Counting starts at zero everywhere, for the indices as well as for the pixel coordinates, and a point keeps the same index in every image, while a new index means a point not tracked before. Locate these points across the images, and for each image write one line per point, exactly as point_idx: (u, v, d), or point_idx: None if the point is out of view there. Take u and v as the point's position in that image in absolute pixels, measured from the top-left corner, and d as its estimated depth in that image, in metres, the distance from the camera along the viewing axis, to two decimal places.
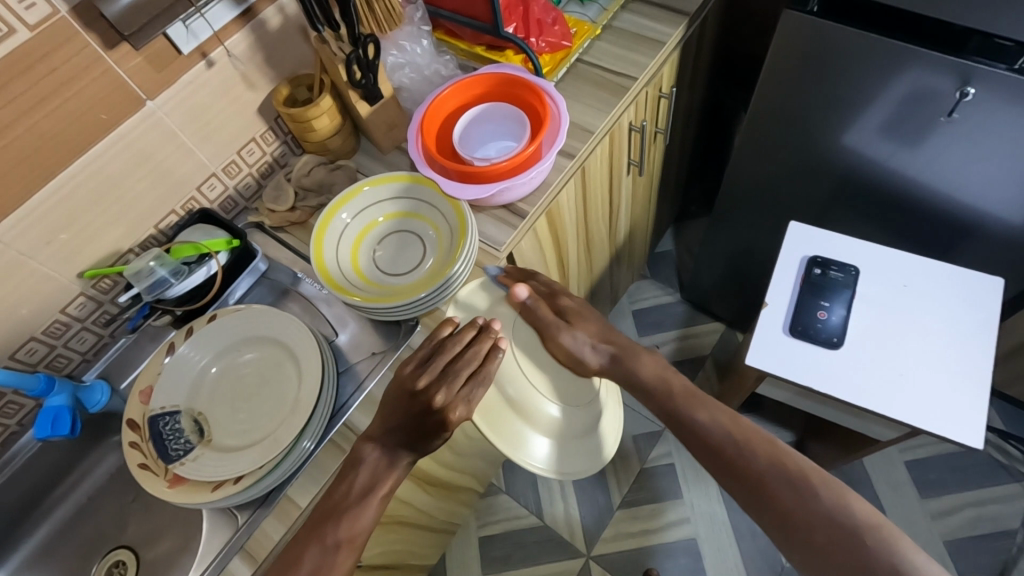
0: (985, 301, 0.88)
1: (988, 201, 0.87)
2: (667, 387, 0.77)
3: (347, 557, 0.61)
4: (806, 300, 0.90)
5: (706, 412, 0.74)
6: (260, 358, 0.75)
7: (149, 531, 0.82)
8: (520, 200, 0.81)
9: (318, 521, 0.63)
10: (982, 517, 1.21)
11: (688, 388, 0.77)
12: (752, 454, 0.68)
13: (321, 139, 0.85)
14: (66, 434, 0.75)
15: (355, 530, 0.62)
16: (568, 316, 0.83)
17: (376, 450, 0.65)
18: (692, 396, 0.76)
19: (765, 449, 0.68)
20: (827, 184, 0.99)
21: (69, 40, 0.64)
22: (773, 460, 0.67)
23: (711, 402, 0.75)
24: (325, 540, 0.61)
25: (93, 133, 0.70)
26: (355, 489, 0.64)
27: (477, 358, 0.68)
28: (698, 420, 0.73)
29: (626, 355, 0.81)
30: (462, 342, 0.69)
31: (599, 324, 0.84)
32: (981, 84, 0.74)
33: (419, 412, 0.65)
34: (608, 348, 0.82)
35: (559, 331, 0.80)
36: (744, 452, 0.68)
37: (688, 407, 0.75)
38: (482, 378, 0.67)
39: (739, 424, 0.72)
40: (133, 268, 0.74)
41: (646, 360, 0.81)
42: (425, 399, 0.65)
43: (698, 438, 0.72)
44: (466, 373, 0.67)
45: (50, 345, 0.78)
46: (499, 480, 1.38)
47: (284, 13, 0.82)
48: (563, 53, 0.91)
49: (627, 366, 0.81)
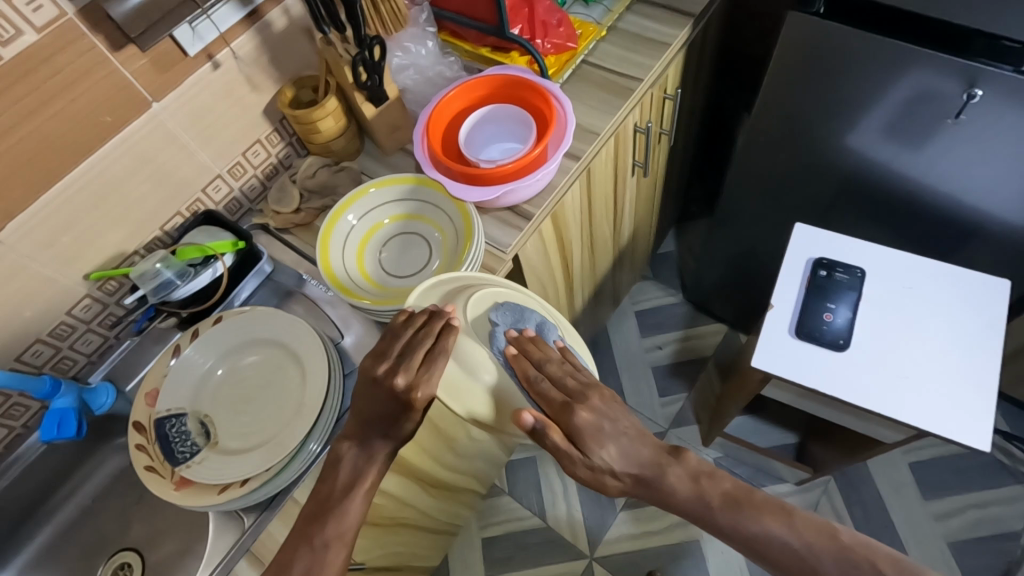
0: (990, 303, 0.88)
1: (993, 202, 0.87)
2: (705, 504, 0.64)
3: (337, 553, 0.61)
4: (811, 302, 0.90)
5: (780, 523, 0.62)
6: (265, 360, 0.74)
7: (154, 532, 0.82)
8: (526, 202, 0.81)
9: (305, 522, 0.63)
10: (986, 518, 1.21)
11: (727, 493, 0.64)
12: (819, 560, 0.60)
13: (326, 141, 0.85)
14: (71, 436, 0.75)
15: (342, 528, 0.62)
16: (581, 440, 0.64)
17: (354, 447, 0.64)
18: (736, 511, 0.63)
19: (833, 550, 0.60)
20: (831, 185, 0.99)
21: (74, 42, 0.64)
22: (843, 559, 0.59)
23: (763, 500, 0.64)
24: (313, 540, 0.61)
25: (98, 135, 0.70)
26: (338, 485, 0.63)
27: (429, 337, 0.63)
28: (758, 534, 0.62)
29: (649, 475, 0.65)
30: (416, 325, 0.64)
31: (620, 441, 0.66)
32: (988, 86, 0.74)
33: (386, 399, 0.63)
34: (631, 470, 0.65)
35: (575, 461, 0.64)
36: (811, 561, 0.60)
37: (738, 522, 0.63)
38: (439, 354, 0.63)
39: (796, 523, 0.62)
40: (138, 271, 0.75)
41: (677, 476, 0.65)
42: (387, 385, 0.62)
43: (761, 554, 0.62)
44: (424, 352, 0.63)
45: (55, 347, 0.78)
46: (502, 481, 1.38)
47: (289, 14, 0.82)
48: (568, 54, 0.91)
49: (653, 489, 0.65)
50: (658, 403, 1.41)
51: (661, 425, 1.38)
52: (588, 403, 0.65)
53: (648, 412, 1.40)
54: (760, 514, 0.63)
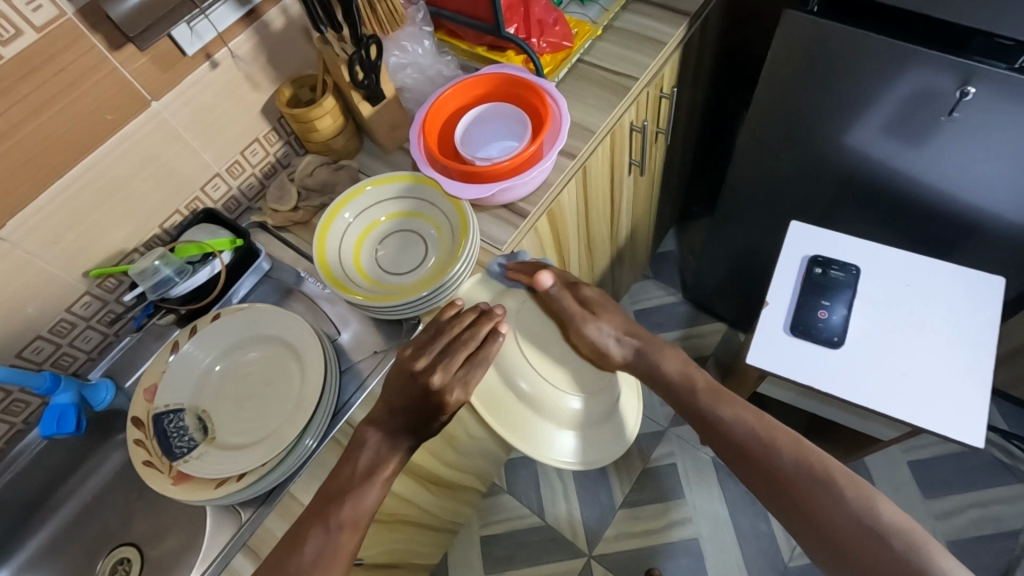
0: (988, 301, 0.88)
1: (989, 200, 0.87)
2: (690, 384, 0.76)
3: (351, 538, 0.61)
4: (807, 298, 0.91)
5: (749, 421, 0.70)
6: (263, 356, 0.75)
7: (155, 528, 0.82)
8: (522, 200, 0.82)
9: (323, 502, 0.63)
10: (985, 517, 1.21)
11: (712, 384, 0.75)
12: (777, 453, 0.67)
13: (324, 139, 0.85)
14: (72, 431, 0.76)
15: (358, 512, 0.62)
16: (591, 306, 0.82)
17: (377, 434, 0.66)
18: (716, 395, 0.74)
19: (793, 451, 0.66)
20: (829, 183, 0.99)
21: (75, 41, 0.65)
22: (799, 458, 0.66)
23: (734, 399, 0.73)
24: (329, 520, 0.61)
25: (99, 134, 0.71)
26: (359, 470, 0.65)
27: (473, 342, 0.70)
28: (723, 416, 0.72)
29: (648, 350, 0.81)
30: (463, 326, 0.71)
31: (619, 317, 0.83)
32: (982, 83, 0.74)
33: (417, 394, 0.67)
34: (630, 345, 0.81)
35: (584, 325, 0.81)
36: (766, 446, 0.68)
37: (711, 406, 0.73)
38: (480, 361, 0.69)
39: (765, 423, 0.70)
40: (138, 268, 0.75)
41: (669, 359, 0.79)
42: (424, 379, 0.67)
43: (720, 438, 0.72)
44: (466, 355, 0.69)
45: (56, 344, 0.79)
46: (501, 480, 1.38)
47: (287, 14, 0.83)
48: (563, 53, 0.92)
49: (648, 363, 0.80)
50: (658, 401, 1.41)
51: (660, 424, 1.38)
52: (589, 286, 0.84)
53: (647, 411, 1.40)
54: (721, 405, 0.73)
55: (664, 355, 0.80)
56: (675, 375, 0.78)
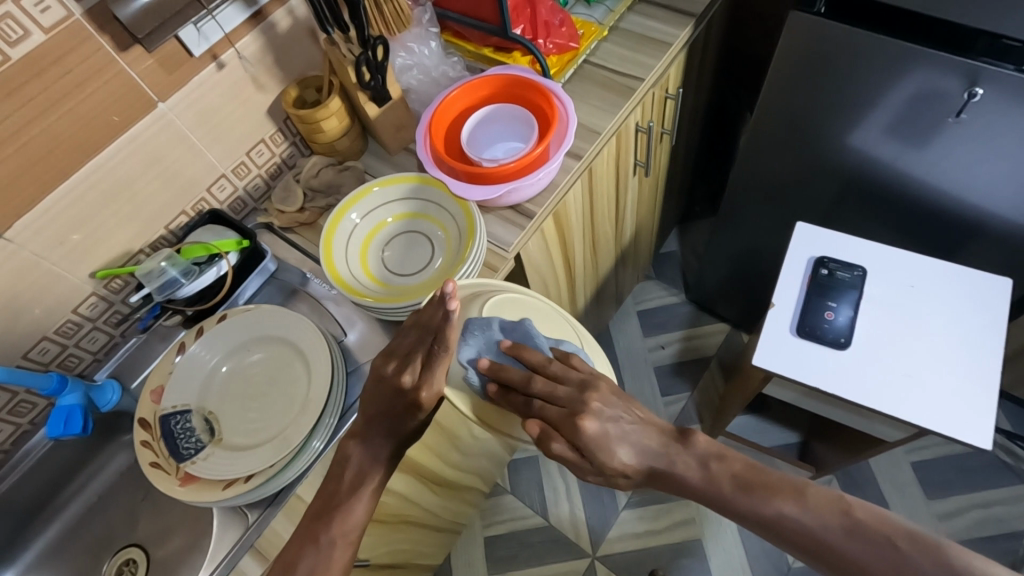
0: (993, 303, 0.88)
1: (995, 201, 0.87)
2: (717, 490, 0.61)
3: (343, 552, 0.62)
4: (813, 299, 0.91)
5: (792, 503, 0.58)
6: (270, 357, 0.75)
7: (160, 529, 0.82)
8: (527, 201, 0.82)
9: (312, 520, 0.63)
10: (989, 518, 1.21)
11: (738, 477, 0.62)
12: (831, 536, 0.56)
13: (330, 140, 0.85)
14: (78, 432, 0.76)
15: (347, 527, 0.62)
16: (589, 451, 0.62)
17: (359, 446, 0.65)
18: (751, 495, 0.60)
19: (846, 525, 0.56)
20: (833, 184, 0.99)
21: (83, 42, 0.65)
22: (852, 530, 0.55)
23: (772, 480, 0.61)
24: (320, 539, 0.61)
25: (105, 135, 0.71)
26: (345, 482, 0.64)
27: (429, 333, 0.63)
28: (770, 513, 0.59)
29: (660, 467, 0.64)
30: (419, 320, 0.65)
31: (631, 438, 0.64)
32: (989, 85, 0.74)
33: (391, 398, 0.64)
34: (642, 466, 0.64)
35: (583, 471, 0.64)
36: (820, 537, 0.56)
37: (757, 506, 0.59)
38: (440, 354, 0.62)
39: (808, 499, 0.59)
40: (145, 268, 0.76)
41: (685, 462, 0.63)
42: (396, 381, 0.64)
43: (773, 531, 0.59)
44: (426, 352, 0.63)
45: (62, 345, 0.79)
46: (504, 481, 1.38)
47: (293, 15, 0.83)
48: (570, 55, 0.91)
49: (669, 483, 0.64)
50: (660, 400, 1.41)
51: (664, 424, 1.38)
52: (590, 410, 0.63)
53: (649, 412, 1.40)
54: (767, 493, 0.59)
55: (678, 449, 0.65)
56: (695, 481, 0.63)
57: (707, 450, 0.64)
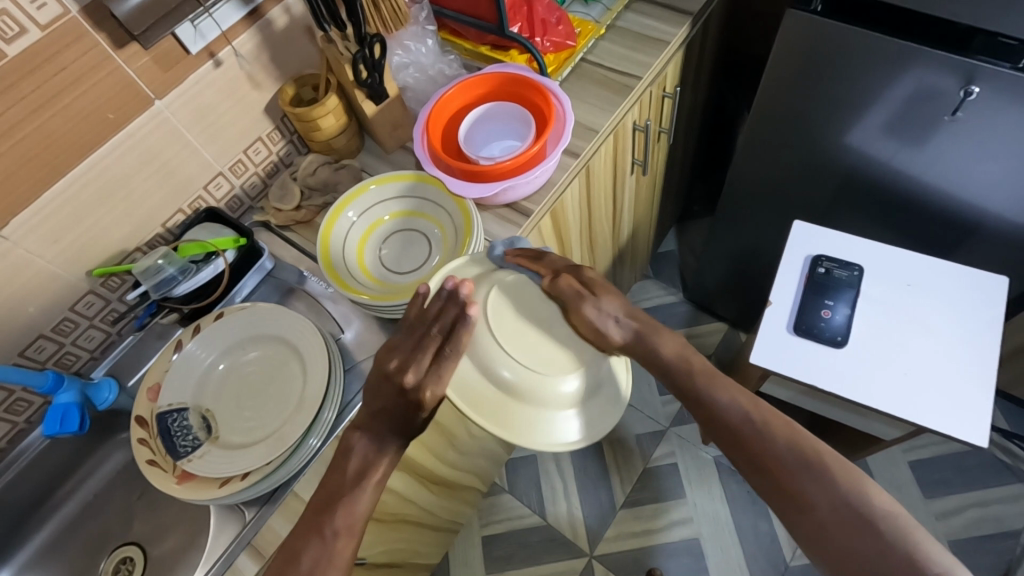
0: (991, 301, 0.88)
1: (990, 199, 0.87)
2: (685, 366, 0.66)
3: (346, 544, 0.59)
4: (809, 298, 0.91)
5: (744, 398, 0.63)
6: (266, 356, 0.75)
7: (157, 528, 0.82)
8: (525, 199, 0.82)
9: (314, 512, 0.61)
10: (986, 517, 1.21)
11: (706, 364, 0.66)
12: (772, 437, 0.60)
13: (327, 139, 0.85)
14: (75, 430, 0.75)
15: (353, 518, 0.60)
16: (591, 286, 0.68)
17: (365, 438, 0.64)
18: (712, 378, 0.65)
19: (786, 430, 0.60)
20: (830, 183, 0.99)
21: (78, 39, 0.65)
22: (793, 444, 0.59)
23: (732, 380, 0.65)
24: (324, 529, 0.59)
25: (101, 132, 0.71)
26: (349, 474, 0.62)
27: (439, 334, 0.64)
28: (718, 400, 0.63)
29: (646, 334, 0.68)
30: (429, 320, 0.65)
31: (621, 295, 0.69)
32: (985, 83, 0.75)
33: (395, 396, 0.63)
34: (630, 327, 0.67)
35: (584, 301, 0.66)
36: (762, 435, 0.60)
37: (709, 388, 0.64)
38: (449, 354, 0.63)
39: (760, 404, 0.63)
40: (141, 267, 0.76)
41: (668, 338, 0.68)
42: (398, 379, 0.63)
43: (709, 419, 0.64)
44: (434, 349, 0.64)
45: (58, 343, 0.79)
46: (502, 480, 1.38)
47: (290, 13, 0.83)
48: (567, 52, 0.92)
49: (644, 351, 0.68)
50: (658, 401, 1.41)
51: (661, 424, 1.38)
52: (592, 267, 0.71)
53: (647, 411, 1.40)
54: (716, 388, 0.64)
55: (662, 337, 0.68)
56: (671, 358, 0.67)
57: (687, 339, 0.69)
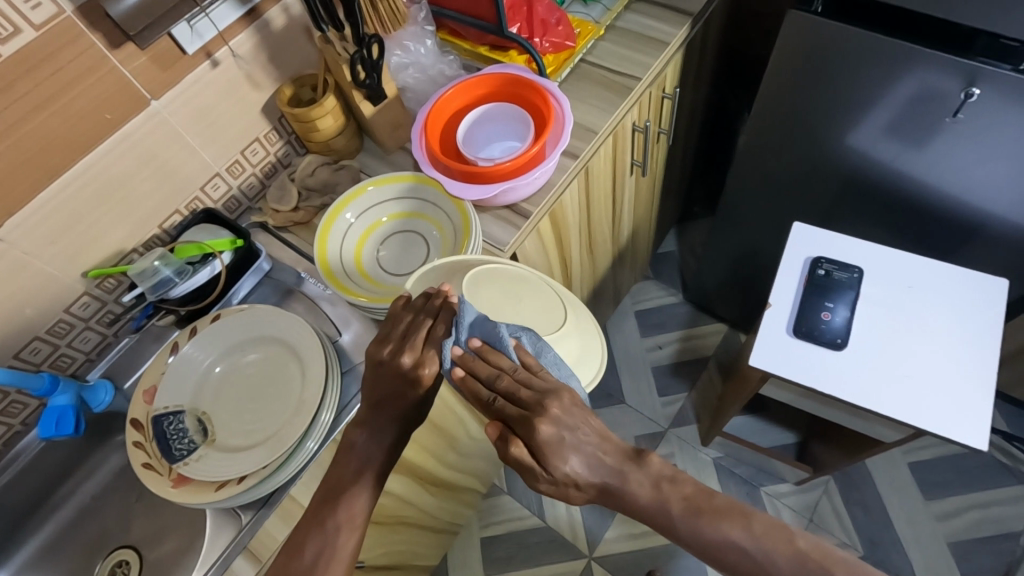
0: (993, 302, 0.88)
1: (992, 201, 0.87)
2: (665, 510, 0.56)
3: (348, 539, 0.61)
4: (810, 300, 0.90)
5: (739, 527, 0.56)
6: (264, 358, 0.74)
7: (154, 529, 0.82)
8: (524, 201, 0.81)
9: (317, 506, 0.63)
10: (986, 519, 1.20)
11: (688, 498, 0.57)
12: (771, 564, 0.55)
13: (325, 139, 0.85)
14: (70, 433, 0.75)
15: (354, 513, 0.62)
16: (537, 446, 0.55)
17: (365, 433, 0.64)
18: (698, 518, 0.56)
19: (787, 553, 0.55)
20: (831, 185, 0.99)
21: (74, 39, 0.64)
22: (799, 571, 0.55)
23: (720, 501, 0.58)
24: (326, 524, 0.61)
25: (97, 133, 0.71)
26: (349, 471, 0.64)
27: (429, 317, 0.63)
28: (711, 537, 0.56)
29: (615, 485, 0.57)
30: (415, 309, 0.64)
31: (583, 449, 0.57)
32: (986, 85, 0.74)
33: (394, 380, 0.63)
34: (596, 481, 0.57)
35: (536, 478, 0.56)
36: (764, 568, 0.55)
37: (695, 529, 0.56)
38: (442, 331, 0.62)
39: (755, 528, 0.56)
40: (138, 268, 0.75)
41: (639, 481, 0.57)
42: (395, 363, 0.63)
43: (716, 559, 0.57)
44: (425, 331, 0.63)
45: (54, 344, 0.78)
46: (501, 481, 1.38)
47: (288, 13, 0.82)
48: (567, 53, 0.91)
49: (616, 501, 0.58)
50: (658, 402, 1.41)
51: (661, 425, 1.38)
52: (548, 413, 0.55)
53: (646, 413, 1.39)
54: (712, 522, 0.56)
55: (631, 469, 0.58)
56: (651, 508, 0.57)
57: (662, 473, 0.58)
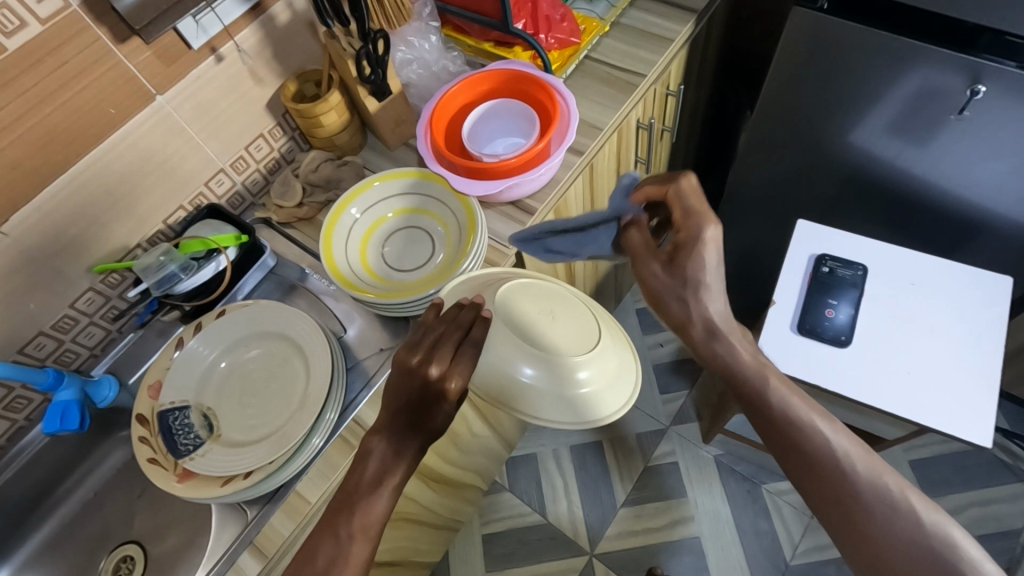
0: (995, 299, 0.88)
1: (994, 199, 0.87)
2: (759, 376, 0.58)
3: (362, 549, 0.55)
4: (813, 297, 0.91)
5: (823, 420, 0.56)
6: (268, 354, 0.74)
7: (157, 526, 0.82)
8: (528, 197, 0.81)
9: (331, 512, 0.57)
10: (986, 516, 1.21)
11: (781, 379, 0.58)
12: (848, 465, 0.54)
13: (329, 135, 0.84)
14: (75, 428, 0.75)
15: (369, 520, 0.55)
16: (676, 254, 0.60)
17: (382, 441, 0.57)
18: (789, 393, 0.57)
19: (867, 461, 0.54)
20: (834, 182, 0.99)
21: (80, 33, 0.64)
22: (871, 475, 0.53)
23: (808, 396, 0.58)
24: (339, 532, 0.55)
25: (102, 128, 0.70)
26: (366, 478, 0.57)
27: (463, 328, 0.59)
28: (800, 419, 0.56)
29: (721, 324, 0.59)
30: (449, 318, 0.60)
31: (718, 283, 0.59)
32: (991, 82, 0.74)
33: (417, 389, 0.56)
34: (707, 315, 0.59)
35: (648, 266, 0.62)
36: (839, 462, 0.54)
37: (784, 402, 0.56)
38: (471, 345, 0.58)
39: (835, 427, 0.56)
40: (142, 263, 0.76)
41: (741, 343, 0.59)
42: (422, 371, 0.56)
43: (792, 441, 0.55)
44: (458, 344, 0.58)
45: (58, 340, 0.78)
46: (503, 477, 1.38)
47: (292, 8, 0.82)
48: (571, 49, 0.91)
49: (716, 344, 0.59)
50: (659, 400, 1.41)
51: (661, 422, 1.38)
52: (707, 234, 0.58)
53: (647, 410, 1.40)
54: (792, 401, 0.57)
55: (737, 334, 0.60)
56: (742, 368, 0.58)
57: (759, 350, 0.60)
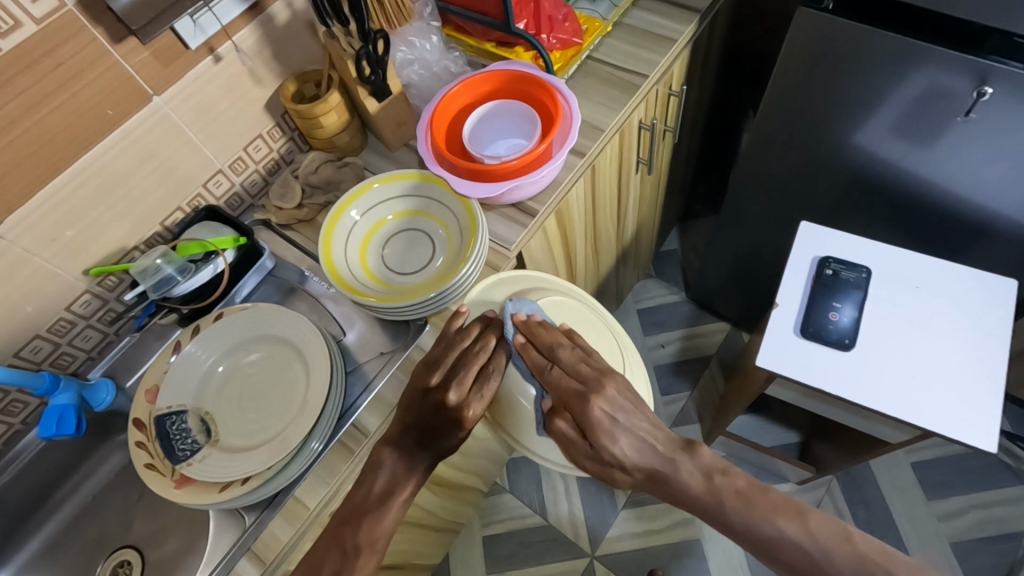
0: (1000, 301, 0.87)
1: (999, 201, 0.87)
2: (718, 501, 0.61)
3: (366, 563, 0.61)
4: (817, 300, 0.90)
5: (793, 521, 0.58)
6: (267, 357, 0.74)
7: (156, 529, 0.81)
8: (530, 199, 0.80)
9: (338, 525, 0.62)
10: (989, 518, 1.20)
11: (741, 491, 0.61)
12: (832, 564, 0.56)
13: (329, 136, 0.84)
14: (71, 433, 0.75)
15: (374, 536, 0.61)
16: (588, 431, 0.65)
17: (393, 454, 0.64)
18: (751, 510, 0.60)
19: (846, 552, 0.56)
20: (837, 184, 0.98)
21: (76, 33, 0.63)
22: (861, 571, 0.55)
23: (775, 497, 0.60)
24: (345, 544, 0.61)
25: (99, 129, 0.70)
26: (374, 492, 0.63)
27: (485, 352, 0.68)
28: (768, 532, 0.58)
29: (664, 471, 0.63)
30: (471, 338, 0.68)
31: (631, 434, 0.65)
32: (998, 84, 0.73)
33: (430, 411, 0.65)
34: (645, 467, 0.64)
35: (580, 452, 0.67)
36: (823, 567, 0.56)
37: (747, 519, 0.59)
38: (491, 372, 0.67)
39: (811, 528, 0.58)
40: (139, 267, 0.74)
41: (690, 472, 0.63)
42: (439, 397, 0.65)
43: (776, 558, 0.59)
44: (477, 370, 0.67)
45: (55, 343, 0.77)
46: (503, 480, 1.37)
47: (292, 8, 0.81)
48: (574, 49, 0.90)
49: (666, 487, 0.64)
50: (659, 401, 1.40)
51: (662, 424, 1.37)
52: (604, 394, 0.65)
53: None
54: (760, 514, 0.59)
55: (683, 458, 0.64)
56: (700, 494, 0.62)
57: (712, 463, 0.63)
